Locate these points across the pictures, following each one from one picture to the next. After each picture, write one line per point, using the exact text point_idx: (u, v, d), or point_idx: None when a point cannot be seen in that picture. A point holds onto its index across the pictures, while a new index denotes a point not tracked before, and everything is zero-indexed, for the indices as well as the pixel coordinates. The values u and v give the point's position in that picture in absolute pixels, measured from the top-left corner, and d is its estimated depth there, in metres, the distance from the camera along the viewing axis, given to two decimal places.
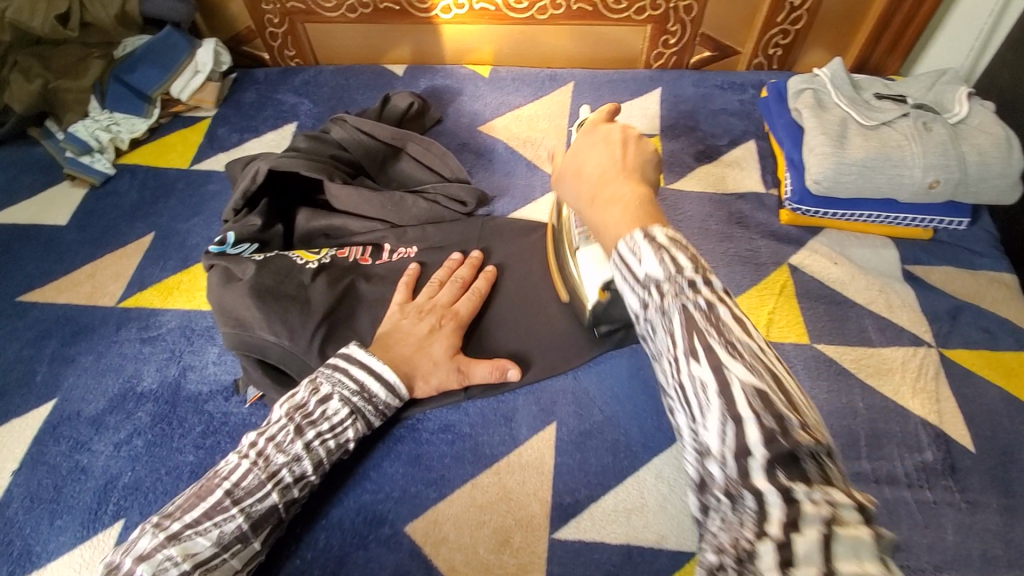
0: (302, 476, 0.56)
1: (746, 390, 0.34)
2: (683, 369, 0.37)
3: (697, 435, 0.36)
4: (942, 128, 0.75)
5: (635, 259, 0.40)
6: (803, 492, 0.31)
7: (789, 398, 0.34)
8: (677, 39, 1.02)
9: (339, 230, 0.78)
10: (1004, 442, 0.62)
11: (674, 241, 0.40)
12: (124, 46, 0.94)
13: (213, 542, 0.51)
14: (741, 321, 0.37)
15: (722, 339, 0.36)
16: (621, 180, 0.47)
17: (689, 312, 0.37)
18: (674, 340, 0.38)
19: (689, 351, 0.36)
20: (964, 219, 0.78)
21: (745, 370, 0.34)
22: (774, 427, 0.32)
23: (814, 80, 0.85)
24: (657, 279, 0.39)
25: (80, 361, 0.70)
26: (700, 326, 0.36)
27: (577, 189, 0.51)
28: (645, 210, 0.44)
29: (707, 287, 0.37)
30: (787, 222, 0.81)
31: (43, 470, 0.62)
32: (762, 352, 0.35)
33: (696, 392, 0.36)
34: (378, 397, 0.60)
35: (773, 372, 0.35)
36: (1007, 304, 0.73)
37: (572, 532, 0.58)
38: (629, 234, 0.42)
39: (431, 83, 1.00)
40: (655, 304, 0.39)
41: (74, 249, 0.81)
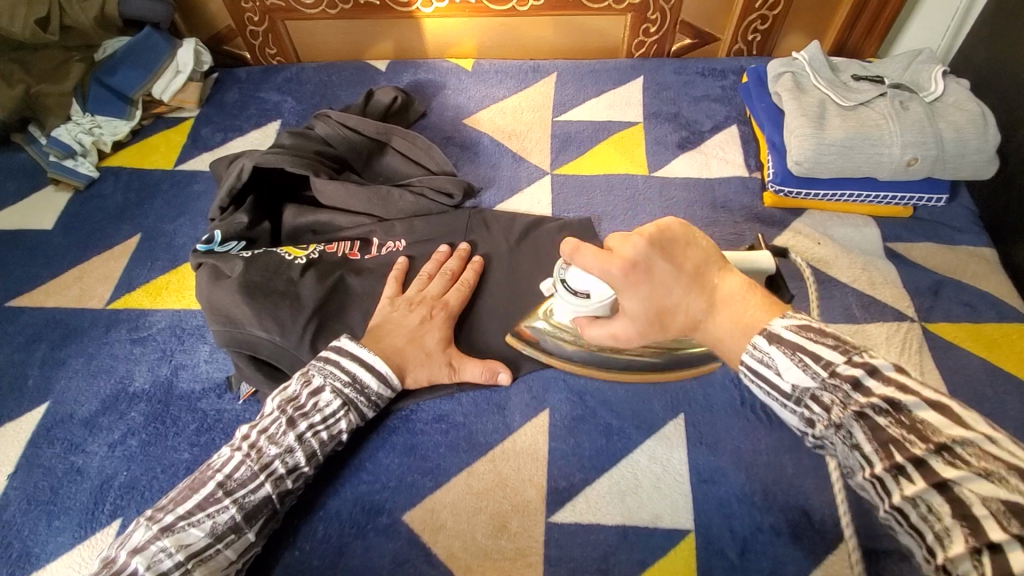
0: (296, 467, 0.56)
1: (989, 503, 0.35)
2: (893, 492, 0.39)
3: (931, 551, 0.37)
4: (919, 107, 0.76)
5: (772, 372, 0.46)
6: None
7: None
8: (657, 28, 1.03)
9: (327, 226, 0.78)
10: (988, 410, 0.64)
11: (805, 334, 0.45)
12: (103, 48, 0.94)
13: (206, 532, 0.51)
14: (940, 410, 0.38)
15: (927, 446, 0.38)
16: (699, 286, 0.51)
17: (874, 421, 0.40)
18: (867, 458, 0.40)
19: (894, 470, 0.39)
20: (943, 196, 0.79)
21: (985, 479, 0.35)
22: (1006, 517, 0.34)
23: (793, 63, 0.86)
24: (809, 388, 0.44)
25: (71, 364, 0.70)
26: (894, 437, 0.39)
27: (660, 326, 0.52)
28: (763, 301, 0.50)
29: (873, 385, 0.41)
30: (770, 205, 0.82)
31: (40, 472, 0.62)
32: (993, 447, 0.36)
33: (926, 516, 0.37)
34: (369, 387, 0.60)
35: (1007, 462, 0.35)
36: (987, 278, 0.74)
37: (569, 514, 0.59)
38: (752, 344, 0.47)
39: (415, 78, 1.00)
40: (822, 420, 0.44)
41: (61, 253, 0.80)
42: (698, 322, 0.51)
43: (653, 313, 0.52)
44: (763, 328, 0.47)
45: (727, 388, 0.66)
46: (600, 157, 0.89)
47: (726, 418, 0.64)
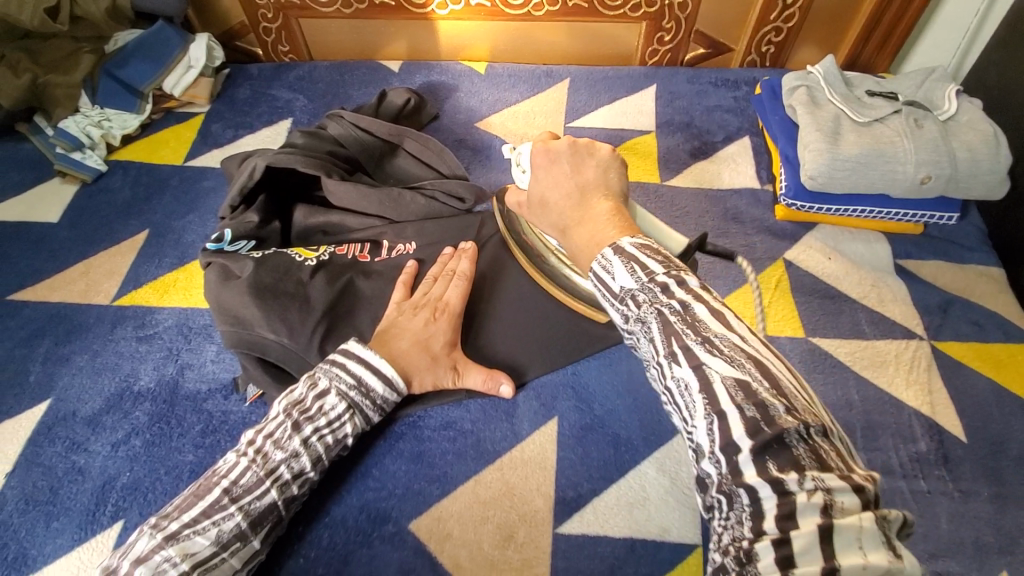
0: (302, 472, 0.56)
1: (726, 380, 0.39)
2: (666, 373, 0.43)
3: (691, 440, 0.41)
4: (933, 125, 0.76)
5: (608, 275, 0.48)
6: (796, 483, 0.35)
7: (770, 378, 0.39)
8: (671, 36, 1.03)
9: (337, 227, 0.77)
10: (995, 431, 0.64)
11: (642, 249, 0.48)
12: (114, 41, 0.92)
13: (212, 541, 0.50)
14: (716, 315, 0.43)
15: (697, 337, 0.42)
16: (589, 202, 0.55)
17: (666, 318, 0.44)
18: (656, 346, 0.44)
19: (670, 356, 0.43)
20: (955, 214, 0.79)
21: (726, 365, 0.40)
22: (757, 417, 0.37)
23: (808, 76, 0.86)
24: (632, 291, 0.46)
25: (75, 360, 0.69)
26: (677, 329, 0.43)
27: (550, 219, 0.58)
28: (618, 223, 0.53)
29: (677, 291, 0.45)
30: (782, 218, 0.82)
31: (39, 472, 0.62)
32: (742, 345, 0.41)
33: (683, 393, 0.41)
34: (375, 390, 0.60)
35: (751, 359, 0.41)
36: (995, 298, 0.74)
37: (576, 526, 0.59)
38: (601, 254, 0.49)
39: (427, 79, 1.00)
40: (633, 317, 0.46)
41: (66, 247, 0.80)
42: (564, 224, 0.57)
43: (539, 198, 0.59)
44: (612, 243, 0.50)
45: None
46: None
47: None
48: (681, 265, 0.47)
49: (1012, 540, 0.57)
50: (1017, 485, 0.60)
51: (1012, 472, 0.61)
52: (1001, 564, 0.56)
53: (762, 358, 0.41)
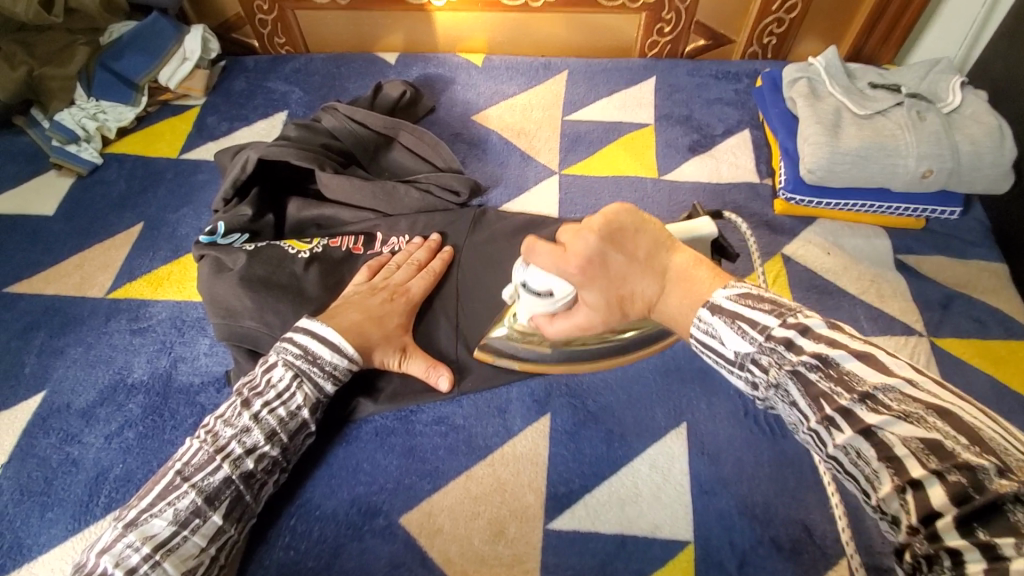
0: (255, 447, 0.55)
1: (909, 444, 0.32)
2: (828, 442, 0.37)
3: (878, 509, 0.35)
4: (936, 118, 0.75)
5: (717, 341, 0.46)
6: (1012, 546, 0.28)
7: (964, 429, 0.31)
8: (671, 28, 1.01)
9: (331, 220, 0.77)
10: None
11: (743, 300, 0.45)
12: (110, 33, 0.92)
13: (168, 521, 0.50)
14: (868, 360, 0.37)
15: (853, 395, 0.36)
16: (659, 262, 0.52)
17: (806, 377, 0.39)
18: (805, 414, 0.39)
19: (826, 421, 0.37)
20: (957, 208, 0.78)
21: (904, 421, 0.33)
22: (963, 482, 0.30)
23: (809, 68, 0.85)
24: (750, 353, 0.43)
25: (69, 353, 0.70)
26: (825, 391, 0.37)
27: (632, 308, 0.53)
28: (701, 276, 0.50)
29: (804, 344, 0.39)
30: (781, 212, 0.81)
31: (34, 463, 0.62)
32: (917, 393, 0.34)
33: (856, 461, 0.35)
34: (321, 357, 0.59)
35: (943, 410, 0.33)
36: (998, 293, 0.73)
37: (567, 522, 0.58)
38: (698, 317, 0.47)
39: (424, 72, 0.99)
40: (763, 381, 0.43)
41: (62, 240, 0.80)
42: (653, 303, 0.52)
43: (607, 302, 0.54)
44: (705, 300, 0.47)
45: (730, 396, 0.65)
46: (609, 159, 0.88)
47: (729, 428, 0.63)
48: (796, 306, 0.43)
49: None
50: None
51: None
52: None
53: (953, 408, 0.33)
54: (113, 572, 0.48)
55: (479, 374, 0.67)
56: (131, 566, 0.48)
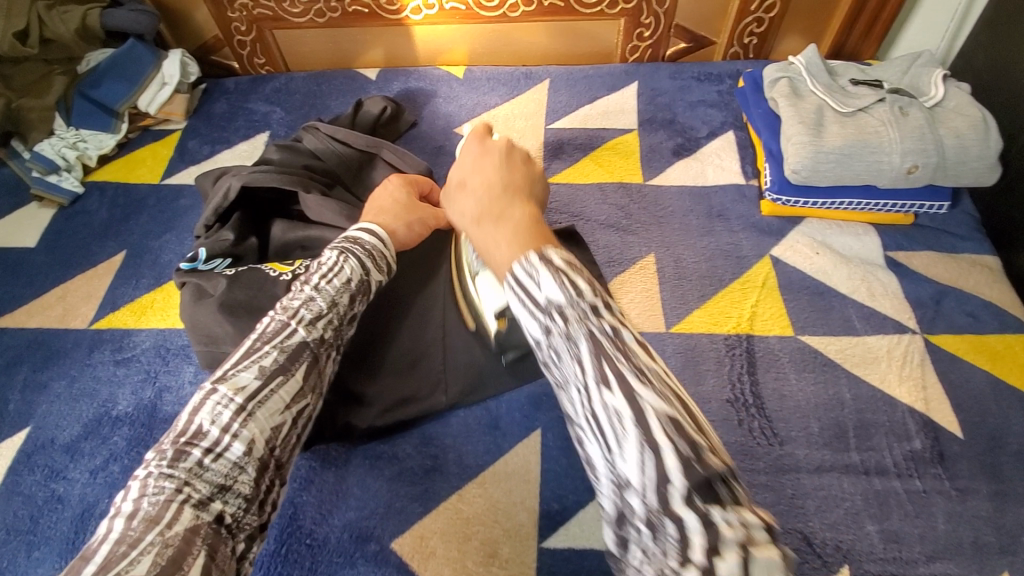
0: (324, 312, 0.54)
1: (660, 417, 0.34)
2: (595, 399, 0.36)
3: (614, 469, 0.36)
4: (919, 112, 0.74)
5: (533, 284, 0.39)
6: (721, 514, 0.32)
7: (693, 417, 0.35)
8: (651, 32, 1.01)
9: (317, 242, 0.75)
10: (993, 426, 0.62)
11: (571, 264, 0.40)
12: (86, 61, 0.92)
13: (257, 374, 0.47)
14: (642, 346, 0.38)
15: (632, 366, 0.36)
16: (510, 198, 0.48)
17: (598, 339, 0.36)
18: (584, 373, 0.37)
19: (602, 381, 0.36)
20: (944, 203, 0.77)
21: (658, 399, 0.35)
22: (689, 454, 0.33)
23: (790, 68, 0.84)
24: (558, 304, 0.38)
25: (53, 387, 0.69)
26: (608, 352, 0.36)
27: (463, 207, 0.50)
28: (535, 229, 0.44)
29: (608, 312, 0.38)
30: (768, 214, 0.80)
31: (20, 501, 0.61)
32: (666, 377, 0.37)
33: (613, 422, 0.35)
34: (363, 240, 0.61)
35: (678, 398, 0.36)
36: (990, 286, 0.72)
37: (562, 540, 0.57)
38: (525, 257, 0.41)
39: (405, 86, 0.99)
40: (560, 333, 0.38)
41: (44, 272, 0.79)
42: (480, 215, 0.47)
43: (457, 183, 0.52)
44: (538, 249, 0.41)
45: (722, 404, 0.64)
46: (594, 166, 0.87)
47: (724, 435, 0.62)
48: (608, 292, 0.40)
49: (1014, 540, 0.56)
50: (1018, 481, 0.59)
51: (1012, 469, 0.59)
52: (1003, 566, 0.54)
53: (685, 399, 0.36)
54: (210, 431, 0.43)
55: (466, 391, 0.66)
56: (227, 423, 0.44)
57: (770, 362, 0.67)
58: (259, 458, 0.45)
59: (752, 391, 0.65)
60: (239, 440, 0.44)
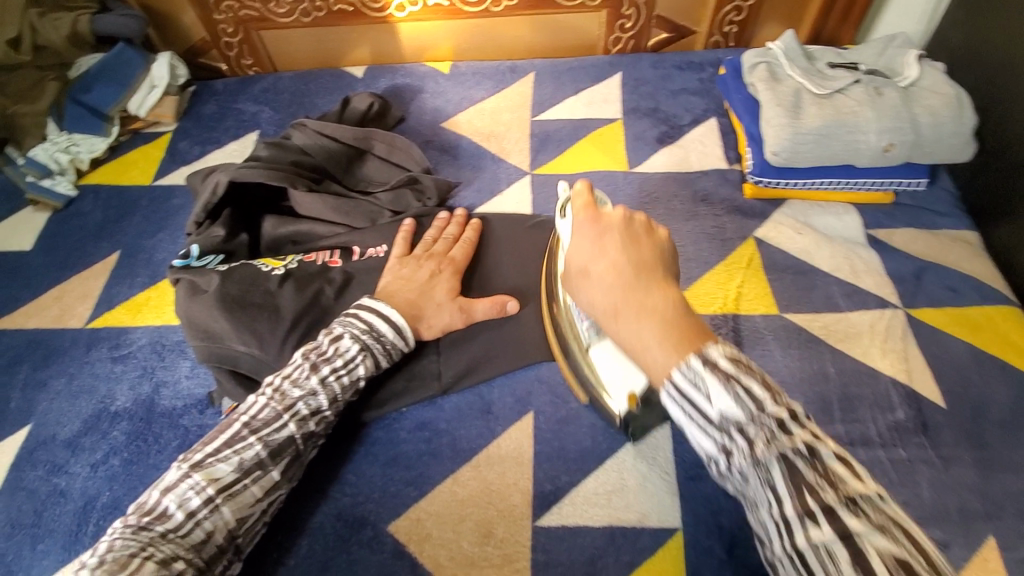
0: (318, 410, 0.57)
1: (885, 558, 0.33)
2: (797, 533, 0.36)
3: (806, 564, 0.35)
4: (894, 92, 0.76)
5: (702, 396, 0.40)
6: None
7: (920, 547, 0.34)
8: (633, 23, 1.02)
9: (307, 236, 0.77)
10: (974, 395, 0.63)
11: (737, 366, 0.40)
12: (78, 66, 0.93)
13: (234, 467, 0.52)
14: (846, 463, 0.37)
15: (839, 496, 0.35)
16: (646, 283, 0.46)
17: (795, 463, 0.37)
18: (780, 497, 0.37)
19: (804, 513, 0.36)
20: (923, 179, 0.79)
21: (881, 536, 0.34)
22: None
23: (768, 53, 0.86)
24: (735, 419, 0.39)
25: (51, 386, 0.70)
26: (809, 480, 0.36)
27: (591, 295, 0.49)
28: (682, 323, 0.44)
29: (798, 427, 0.38)
30: (751, 196, 0.82)
31: (23, 496, 0.62)
32: (891, 513, 0.35)
33: (824, 562, 0.34)
34: (386, 336, 0.61)
35: (903, 528, 0.34)
36: (969, 261, 0.74)
37: (555, 518, 0.58)
38: (685, 363, 0.41)
39: (392, 83, 1.00)
40: (743, 452, 0.39)
41: (40, 274, 0.80)
42: (615, 306, 0.46)
43: (579, 268, 0.50)
44: (697, 350, 0.42)
45: None
46: (579, 155, 0.88)
47: None
48: (782, 391, 0.40)
49: (996, 505, 0.57)
50: (999, 448, 0.60)
51: (993, 436, 0.61)
52: (986, 530, 0.56)
53: (910, 529, 0.35)
54: (176, 513, 0.49)
55: (458, 375, 0.67)
56: (193, 509, 0.49)
57: (755, 340, 0.69)
58: (216, 545, 0.50)
59: None
60: (200, 528, 0.49)
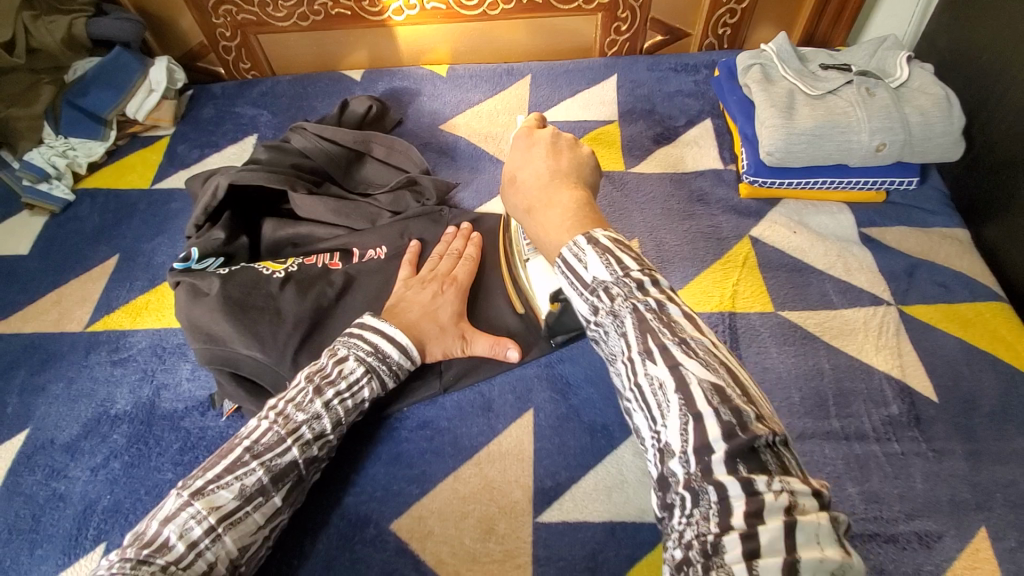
0: (321, 434, 0.56)
1: (703, 384, 0.39)
2: (639, 370, 0.42)
3: (659, 436, 0.40)
4: (885, 93, 0.77)
5: (580, 264, 0.46)
6: (765, 484, 0.36)
7: (742, 385, 0.39)
8: (628, 26, 1.03)
9: (306, 238, 0.77)
10: (966, 389, 0.65)
11: (616, 243, 0.46)
12: (73, 70, 0.93)
13: (235, 495, 0.51)
14: (688, 318, 0.43)
15: (675, 338, 0.41)
16: (559, 184, 0.54)
17: (643, 315, 0.42)
18: (630, 343, 0.43)
19: (645, 353, 0.42)
20: (915, 178, 0.80)
21: (701, 369, 0.40)
22: (733, 422, 0.38)
23: (761, 55, 0.87)
24: (605, 282, 0.45)
25: (51, 389, 0.70)
26: (653, 327, 0.42)
27: (515, 198, 0.56)
28: (584, 213, 0.51)
29: (656, 289, 0.44)
30: (746, 196, 0.83)
31: (21, 500, 0.62)
32: (714, 350, 0.42)
33: (655, 390, 0.40)
34: (392, 356, 0.60)
35: (727, 369, 0.40)
36: (960, 258, 0.75)
37: (555, 514, 0.59)
38: (573, 241, 0.47)
39: (390, 86, 1.01)
40: (606, 308, 0.44)
41: (38, 278, 0.80)
42: (530, 204, 0.54)
43: (509, 178, 0.58)
44: (585, 232, 0.48)
45: None
46: None
47: None
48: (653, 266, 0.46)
49: (987, 496, 0.58)
50: (991, 441, 0.61)
51: (984, 428, 0.62)
52: (979, 521, 0.57)
53: (735, 372, 0.41)
54: (177, 545, 0.47)
55: (460, 374, 0.68)
56: (195, 540, 0.48)
57: (752, 337, 0.70)
58: None
59: None
60: (203, 559, 0.47)
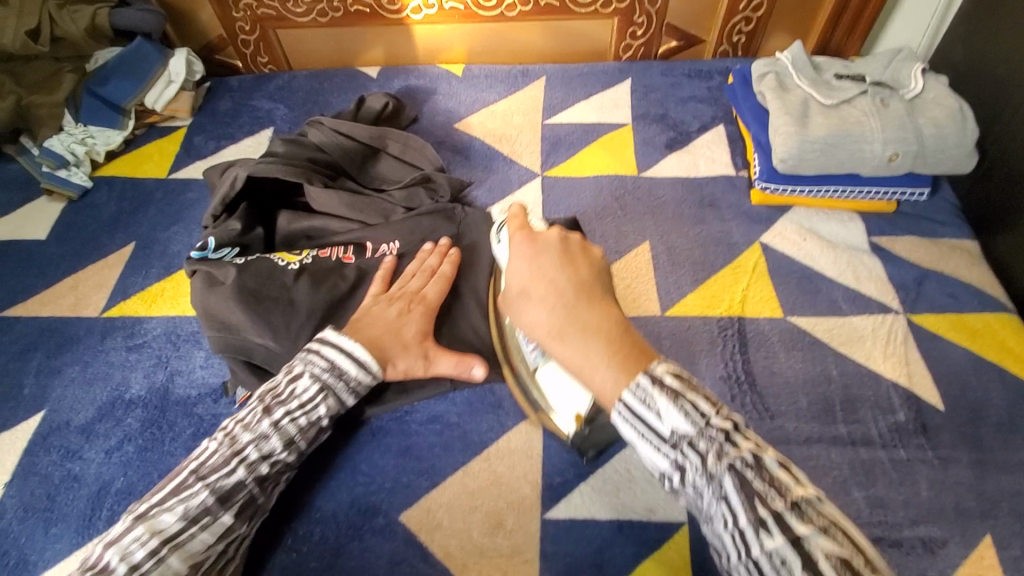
0: (272, 453, 0.55)
1: (829, 555, 0.34)
2: (753, 543, 0.37)
3: None
4: (899, 104, 0.78)
5: (653, 414, 0.41)
6: None
7: (861, 550, 0.35)
8: (644, 31, 1.04)
9: (320, 231, 0.78)
10: (972, 399, 0.65)
11: (682, 382, 0.42)
12: (95, 59, 0.94)
13: (178, 516, 0.50)
14: (787, 469, 0.38)
15: (785, 502, 0.37)
16: (581, 300, 0.48)
17: (744, 475, 0.38)
18: (734, 509, 0.38)
19: (758, 522, 0.37)
20: (925, 189, 0.81)
21: (821, 534, 0.35)
22: None
23: (777, 63, 0.88)
24: (685, 434, 0.40)
25: (66, 372, 0.71)
26: (758, 489, 0.37)
27: (531, 315, 0.50)
28: (627, 342, 0.46)
29: (741, 438, 0.39)
30: (757, 202, 0.83)
31: (36, 480, 0.62)
32: (823, 505, 0.37)
33: (779, 569, 0.35)
34: (348, 373, 0.59)
35: (842, 529, 0.36)
36: (970, 270, 0.76)
37: (563, 511, 0.59)
38: (635, 382, 0.43)
39: (406, 83, 1.02)
40: (696, 467, 0.40)
41: (55, 263, 0.81)
42: (555, 328, 0.48)
43: (518, 288, 0.51)
44: (644, 369, 0.43)
45: (714, 384, 0.67)
46: (590, 159, 0.90)
47: None
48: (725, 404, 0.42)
49: (991, 504, 0.58)
50: (996, 449, 0.62)
51: (990, 438, 0.62)
52: (982, 529, 0.57)
53: (845, 525, 0.36)
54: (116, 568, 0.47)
55: None
56: (135, 564, 0.47)
57: (761, 342, 0.70)
58: None
59: (744, 369, 0.68)
60: None
